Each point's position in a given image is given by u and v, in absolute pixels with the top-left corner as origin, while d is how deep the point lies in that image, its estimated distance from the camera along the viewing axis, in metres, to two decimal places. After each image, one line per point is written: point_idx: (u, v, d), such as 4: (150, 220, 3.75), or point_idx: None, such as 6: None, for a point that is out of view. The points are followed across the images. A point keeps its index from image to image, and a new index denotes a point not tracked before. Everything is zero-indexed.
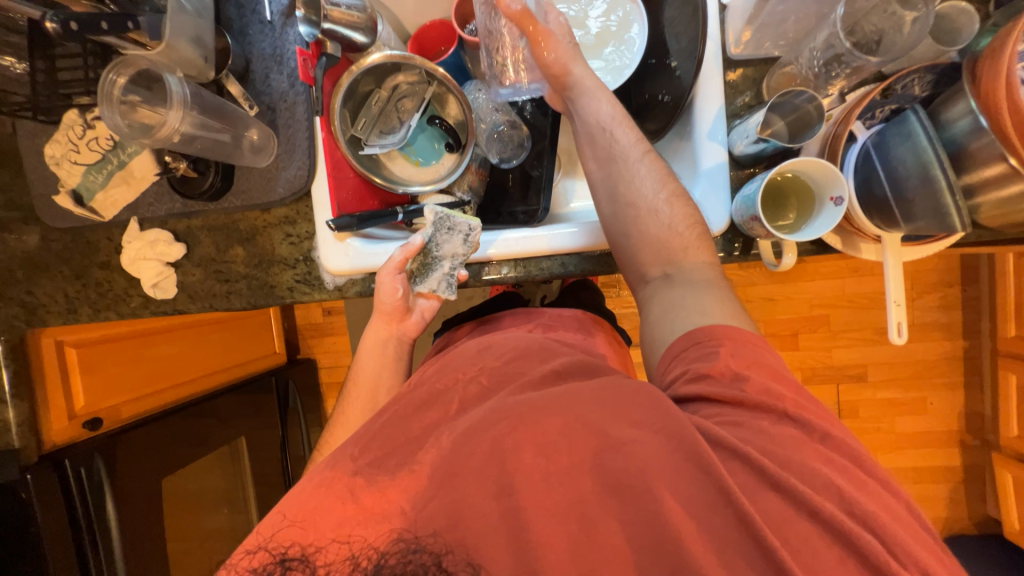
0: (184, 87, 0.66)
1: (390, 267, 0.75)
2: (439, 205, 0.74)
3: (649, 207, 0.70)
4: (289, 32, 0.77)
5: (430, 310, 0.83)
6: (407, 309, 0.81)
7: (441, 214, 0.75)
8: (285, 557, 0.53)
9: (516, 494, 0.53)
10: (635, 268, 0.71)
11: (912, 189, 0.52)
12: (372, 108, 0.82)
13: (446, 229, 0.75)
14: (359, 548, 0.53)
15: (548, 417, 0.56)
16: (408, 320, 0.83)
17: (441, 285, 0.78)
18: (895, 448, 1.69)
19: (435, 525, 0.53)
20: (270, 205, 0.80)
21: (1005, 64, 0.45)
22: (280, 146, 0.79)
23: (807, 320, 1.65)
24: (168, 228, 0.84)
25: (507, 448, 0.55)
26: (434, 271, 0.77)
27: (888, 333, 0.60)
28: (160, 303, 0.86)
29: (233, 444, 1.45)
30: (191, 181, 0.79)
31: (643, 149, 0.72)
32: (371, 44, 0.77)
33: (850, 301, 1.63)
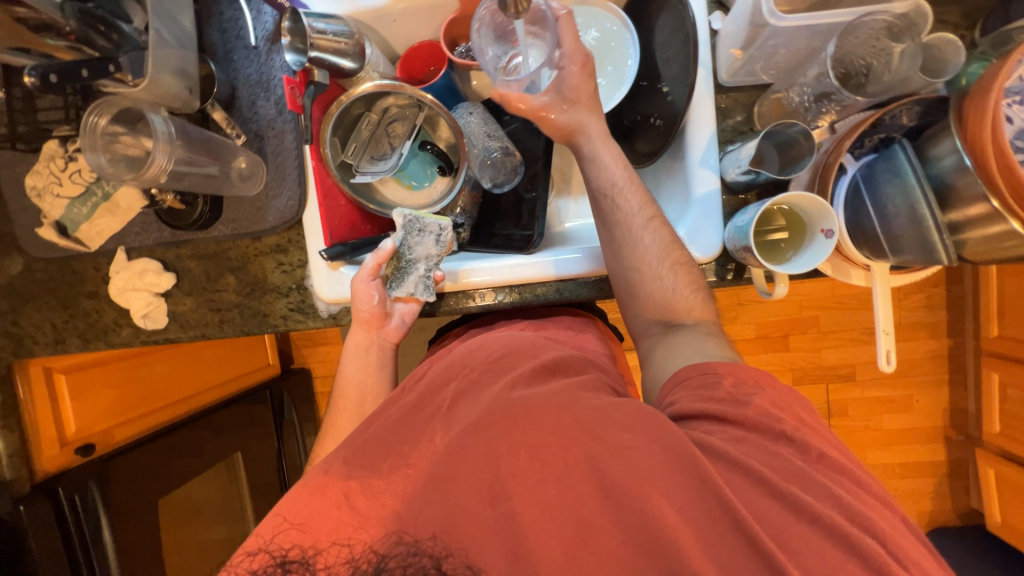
0: (169, 124, 0.65)
1: (364, 274, 0.75)
2: (407, 207, 0.75)
3: (654, 272, 0.68)
4: (276, 58, 0.75)
5: (411, 312, 0.81)
6: (385, 315, 0.79)
7: (410, 217, 0.77)
8: (285, 560, 0.54)
9: (510, 501, 0.54)
10: (636, 321, 0.72)
11: (900, 226, 0.53)
12: (361, 133, 0.81)
13: (417, 231, 0.77)
14: (359, 555, 0.53)
15: (544, 435, 0.57)
16: (387, 326, 0.81)
17: (419, 287, 0.77)
18: (883, 445, 1.73)
19: (431, 536, 0.53)
20: (261, 233, 0.79)
21: (991, 105, 0.46)
22: (269, 174, 0.78)
23: (797, 321, 1.68)
24: (156, 257, 0.83)
25: (499, 458, 0.56)
26: (411, 274, 0.76)
27: (878, 360, 0.61)
28: (150, 333, 0.85)
29: (229, 459, 1.44)
30: (180, 212, 0.78)
31: (648, 213, 0.69)
32: (360, 69, 0.76)
33: (838, 303, 1.65)
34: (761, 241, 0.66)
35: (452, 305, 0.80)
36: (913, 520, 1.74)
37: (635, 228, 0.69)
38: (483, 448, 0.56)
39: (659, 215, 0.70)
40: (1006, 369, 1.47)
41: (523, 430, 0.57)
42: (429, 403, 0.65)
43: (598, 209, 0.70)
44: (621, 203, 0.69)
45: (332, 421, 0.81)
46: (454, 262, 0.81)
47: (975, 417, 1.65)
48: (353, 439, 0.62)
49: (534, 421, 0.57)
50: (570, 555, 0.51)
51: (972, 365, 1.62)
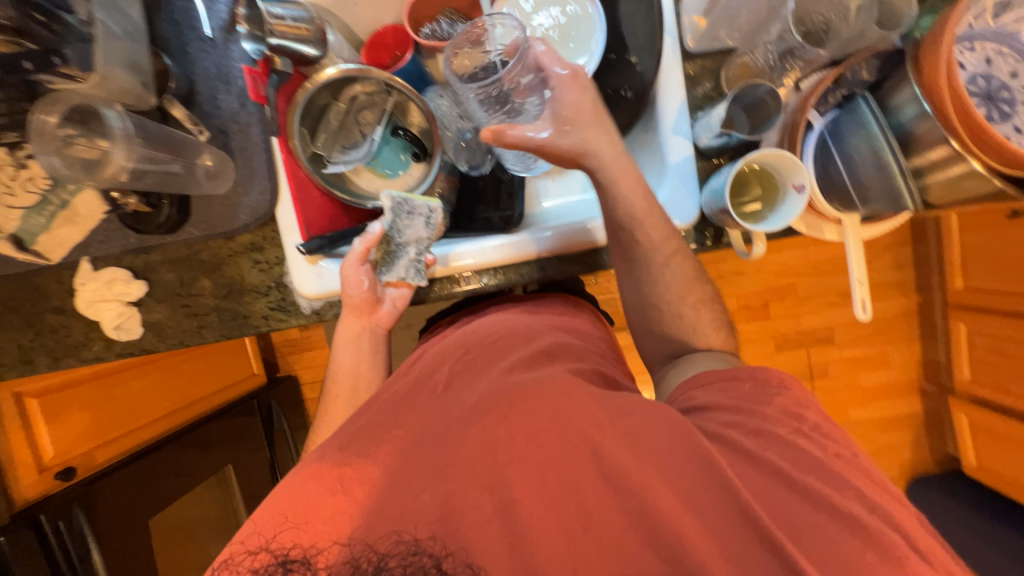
0: (126, 119, 0.62)
1: (352, 259, 0.74)
2: (394, 190, 0.70)
3: (673, 310, 0.70)
4: (234, 49, 0.72)
5: (402, 298, 0.79)
6: (376, 301, 0.78)
7: (398, 199, 0.72)
8: (287, 559, 0.51)
9: (509, 476, 0.54)
10: (647, 344, 0.75)
11: (868, 175, 0.55)
12: (330, 123, 0.78)
13: (405, 214, 0.73)
14: (359, 551, 0.51)
15: (539, 410, 0.57)
16: (378, 312, 0.79)
17: (409, 271, 0.76)
18: (864, 402, 1.80)
19: (430, 521, 0.52)
20: (234, 232, 0.77)
21: (945, 50, 0.48)
22: (236, 170, 0.76)
23: (776, 289, 1.72)
24: (124, 265, 0.80)
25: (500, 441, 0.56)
26: (401, 258, 0.75)
27: (854, 310, 0.63)
28: (125, 345, 0.82)
29: (221, 473, 1.41)
30: (145, 215, 0.75)
31: (672, 246, 0.68)
32: (324, 56, 0.73)
33: (814, 268, 1.70)
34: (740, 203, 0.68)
35: (440, 291, 0.80)
36: (895, 471, 1.82)
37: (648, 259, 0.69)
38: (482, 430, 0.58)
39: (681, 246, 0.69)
40: (973, 319, 1.54)
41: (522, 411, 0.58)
42: (428, 382, 0.68)
43: (620, 239, 0.68)
44: (645, 235, 0.67)
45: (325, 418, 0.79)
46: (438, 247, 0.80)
47: (947, 367, 1.73)
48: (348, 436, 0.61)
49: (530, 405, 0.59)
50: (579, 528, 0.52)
51: (941, 318, 1.69)
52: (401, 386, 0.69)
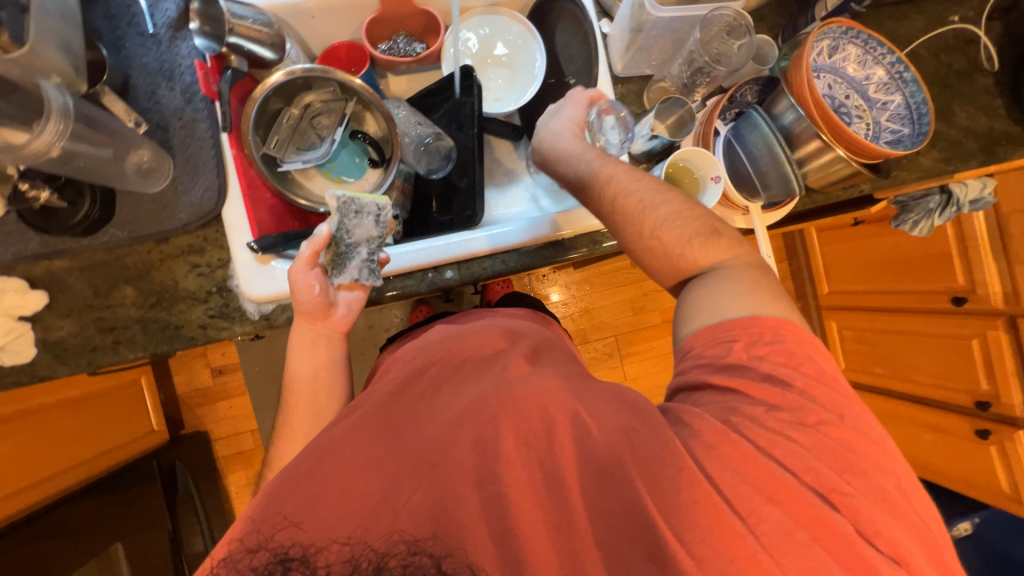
0: (65, 96, 0.58)
1: (300, 263, 0.69)
2: (340, 190, 0.70)
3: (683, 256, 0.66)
4: (181, 46, 0.71)
5: (357, 300, 0.74)
6: (329, 306, 0.72)
7: (345, 199, 0.72)
8: (286, 558, 0.47)
9: (494, 449, 0.53)
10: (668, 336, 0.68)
11: (764, 164, 0.69)
12: (282, 125, 0.78)
13: (354, 213, 0.72)
14: (359, 551, 0.48)
15: (519, 396, 0.57)
16: (332, 318, 0.74)
17: (363, 273, 0.73)
18: None
19: (420, 517, 0.49)
20: (169, 233, 0.71)
21: (805, 73, 0.64)
22: (177, 167, 0.71)
23: None
24: (19, 274, 0.68)
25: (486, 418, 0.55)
26: (352, 260, 0.72)
27: (766, 279, 0.76)
28: (9, 371, 0.68)
29: (106, 553, 1.15)
30: (58, 212, 0.66)
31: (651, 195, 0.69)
32: (280, 61, 0.75)
33: None
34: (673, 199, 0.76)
35: (397, 289, 0.79)
36: None
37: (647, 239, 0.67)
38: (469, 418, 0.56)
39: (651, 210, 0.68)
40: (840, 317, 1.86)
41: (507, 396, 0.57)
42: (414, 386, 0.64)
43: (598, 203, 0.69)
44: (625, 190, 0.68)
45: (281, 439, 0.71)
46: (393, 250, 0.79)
47: None
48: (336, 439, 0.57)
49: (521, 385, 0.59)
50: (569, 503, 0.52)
51: (818, 320, 2.02)
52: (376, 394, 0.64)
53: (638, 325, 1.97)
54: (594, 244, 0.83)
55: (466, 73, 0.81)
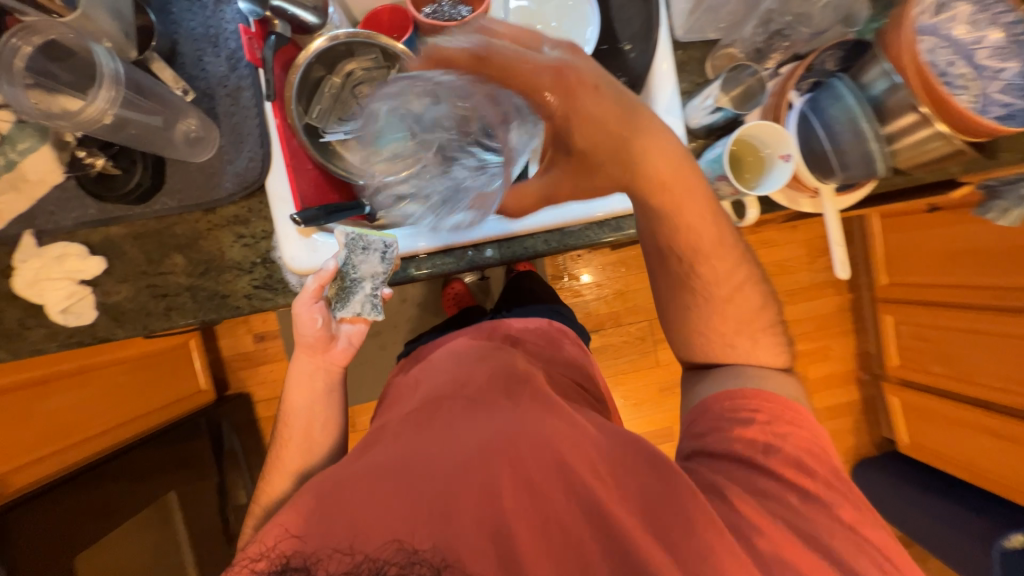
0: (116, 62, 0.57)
1: (305, 297, 0.70)
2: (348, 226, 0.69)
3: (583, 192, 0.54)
4: (226, 10, 0.69)
5: (358, 333, 0.76)
6: (331, 338, 0.74)
7: (352, 235, 0.70)
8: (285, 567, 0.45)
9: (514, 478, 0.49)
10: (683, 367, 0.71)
11: (846, 141, 0.63)
12: (324, 94, 0.76)
13: (360, 250, 0.71)
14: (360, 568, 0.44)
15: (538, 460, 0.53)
16: (334, 349, 0.75)
17: (365, 307, 0.75)
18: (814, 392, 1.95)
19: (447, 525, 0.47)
20: (216, 204, 0.71)
21: (909, 31, 0.55)
22: (222, 138, 0.71)
23: None
24: (79, 240, 0.71)
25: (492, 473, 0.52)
26: (356, 294, 0.73)
27: (835, 270, 0.70)
28: (74, 331, 0.71)
29: (161, 501, 1.23)
30: (114, 180, 0.68)
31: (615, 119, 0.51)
32: (322, 25, 0.72)
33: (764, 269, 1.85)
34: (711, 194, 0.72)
35: (434, 265, 0.77)
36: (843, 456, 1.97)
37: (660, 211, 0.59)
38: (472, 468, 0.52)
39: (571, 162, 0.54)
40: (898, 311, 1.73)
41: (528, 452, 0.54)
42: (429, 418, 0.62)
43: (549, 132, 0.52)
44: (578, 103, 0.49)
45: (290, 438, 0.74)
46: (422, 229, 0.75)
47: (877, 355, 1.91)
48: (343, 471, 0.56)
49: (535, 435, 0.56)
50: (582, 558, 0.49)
51: (870, 312, 1.89)
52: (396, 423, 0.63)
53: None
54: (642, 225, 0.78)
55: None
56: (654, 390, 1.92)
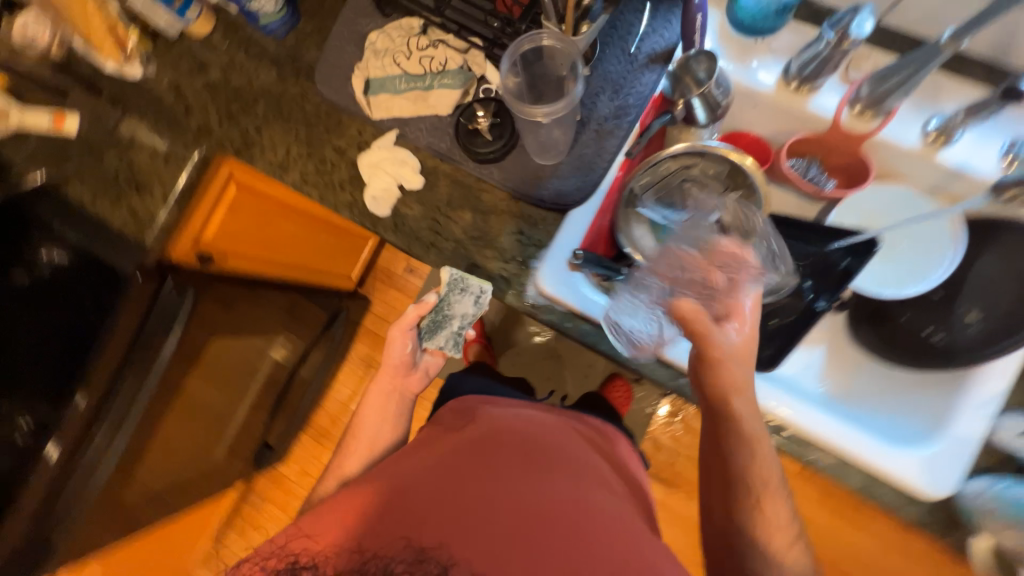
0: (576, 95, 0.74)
1: (402, 326, 0.92)
2: (454, 270, 0.79)
3: None
4: (645, 75, 0.78)
5: (435, 364, 0.96)
6: (412, 363, 0.94)
7: (456, 276, 0.81)
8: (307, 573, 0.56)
9: None
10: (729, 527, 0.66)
11: None
12: (657, 171, 0.76)
13: (459, 289, 0.82)
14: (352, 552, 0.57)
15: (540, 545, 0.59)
16: (411, 376, 0.95)
17: (446, 342, 0.93)
18: None
19: None
20: (526, 199, 0.80)
21: None
22: (564, 157, 0.80)
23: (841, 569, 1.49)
24: (419, 158, 0.84)
25: (495, 464, 0.71)
26: (444, 330, 0.92)
27: None
28: (365, 212, 0.84)
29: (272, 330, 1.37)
30: (478, 138, 0.81)
31: None
32: (703, 126, 0.77)
33: None
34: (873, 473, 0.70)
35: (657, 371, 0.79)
36: None
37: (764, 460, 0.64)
38: (465, 460, 0.71)
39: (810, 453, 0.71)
40: None
41: (505, 438, 0.78)
42: (462, 457, 0.72)
43: None
44: None
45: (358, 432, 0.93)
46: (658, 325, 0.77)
47: None
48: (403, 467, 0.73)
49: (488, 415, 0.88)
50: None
51: None
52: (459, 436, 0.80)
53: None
54: (867, 487, 0.71)
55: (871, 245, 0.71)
56: None
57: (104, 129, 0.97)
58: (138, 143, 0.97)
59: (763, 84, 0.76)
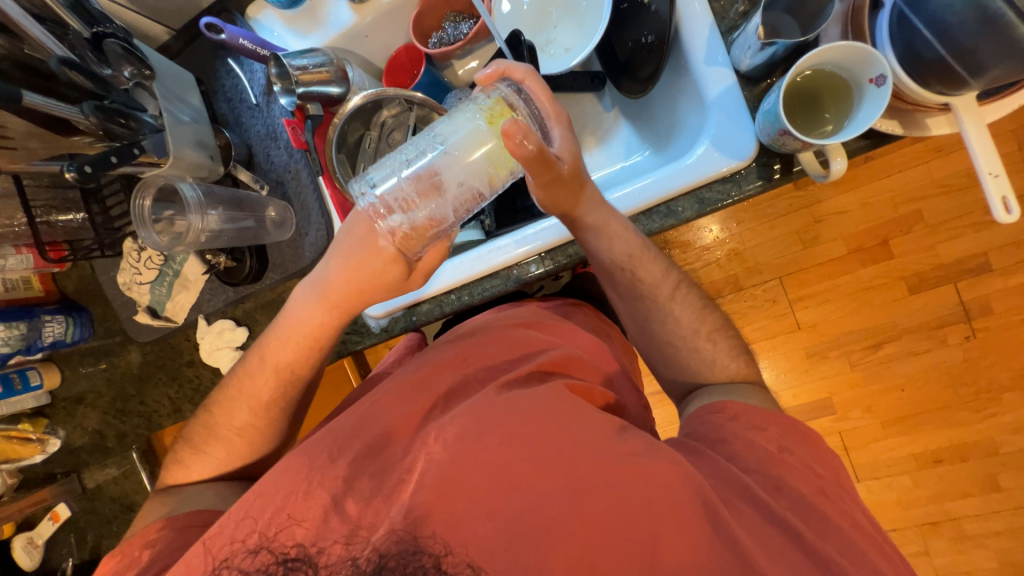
0: (196, 190, 0.72)
1: None
2: (36, 315, 0.94)
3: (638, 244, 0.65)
4: (275, 107, 0.81)
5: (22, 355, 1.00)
6: None
7: (58, 321, 0.97)
8: (287, 558, 0.49)
9: (537, 534, 0.48)
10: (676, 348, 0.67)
11: (970, 37, 0.43)
12: (349, 151, 0.81)
13: (40, 330, 0.95)
14: (360, 550, 0.48)
15: (551, 431, 0.52)
16: None
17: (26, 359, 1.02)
18: None
19: (494, 549, 0.47)
20: (304, 269, 0.83)
21: None
22: (297, 215, 0.82)
23: (894, 222, 1.38)
24: (229, 316, 0.91)
25: (452, 402, 0.61)
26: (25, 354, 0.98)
27: (993, 213, 0.49)
28: None
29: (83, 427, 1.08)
30: (232, 269, 0.83)
31: (634, 250, 0.65)
32: (347, 91, 0.79)
33: (946, 186, 1.33)
34: (673, 205, 0.67)
35: (492, 290, 0.78)
36: None
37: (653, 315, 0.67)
38: (402, 414, 0.59)
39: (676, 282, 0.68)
40: None
41: (479, 374, 0.64)
42: (467, 373, 0.64)
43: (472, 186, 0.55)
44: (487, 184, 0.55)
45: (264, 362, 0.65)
46: (450, 258, 0.80)
47: None
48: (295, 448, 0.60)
49: (457, 373, 0.64)
50: (730, 470, 0.52)
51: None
52: (424, 384, 0.62)
53: (810, 262, 1.43)
54: (702, 206, 0.66)
55: (514, 37, 0.75)
56: (798, 355, 1.47)
57: (83, 494, 1.14)
58: (103, 483, 1.13)
59: (345, 20, 0.79)
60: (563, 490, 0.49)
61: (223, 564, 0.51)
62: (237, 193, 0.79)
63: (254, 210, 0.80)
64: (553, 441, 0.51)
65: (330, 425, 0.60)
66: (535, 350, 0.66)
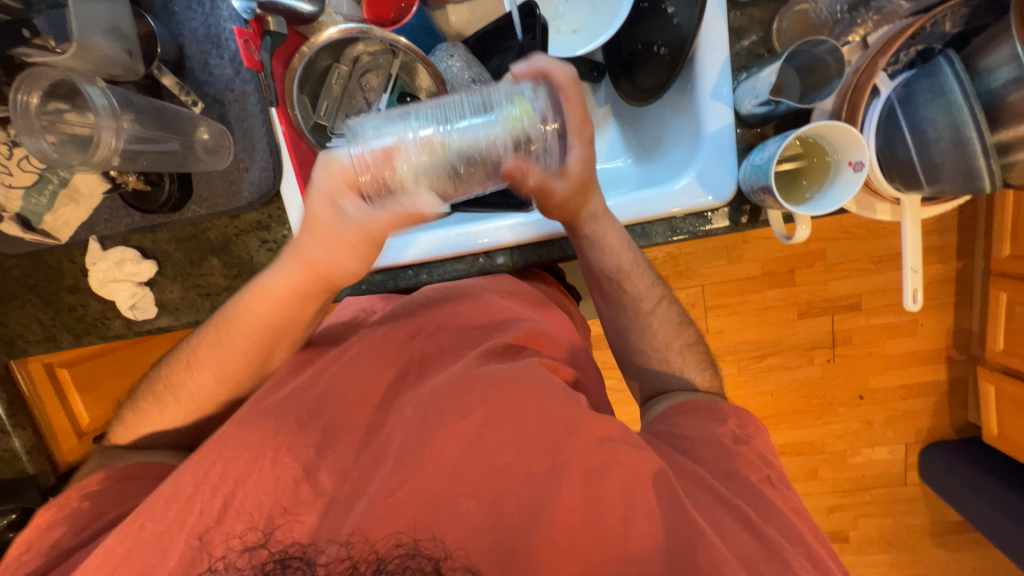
0: (109, 96, 0.59)
1: None
2: None
3: (631, 259, 0.66)
4: (222, 7, 0.66)
5: None
6: None
7: None
8: (286, 556, 0.46)
9: (494, 535, 0.48)
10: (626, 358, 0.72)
11: (941, 153, 0.48)
12: (314, 84, 0.70)
13: None
14: (359, 550, 0.46)
15: (514, 434, 0.52)
16: None
17: None
18: (917, 393, 1.64)
19: (456, 544, 0.47)
20: (239, 210, 0.71)
21: None
22: (236, 143, 0.70)
23: (803, 255, 1.56)
24: (133, 244, 0.76)
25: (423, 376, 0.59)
26: None
27: (903, 300, 0.58)
28: (142, 324, 0.79)
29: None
30: (145, 194, 0.70)
31: (627, 262, 0.66)
32: (321, 12, 0.65)
33: (848, 233, 1.52)
34: (650, 224, 0.69)
35: (453, 271, 0.75)
36: (909, 440, 1.67)
37: (630, 321, 0.70)
38: (368, 383, 0.58)
39: (666, 293, 0.71)
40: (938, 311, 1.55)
41: (454, 346, 0.62)
42: (437, 352, 0.62)
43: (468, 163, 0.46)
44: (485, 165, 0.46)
45: (222, 320, 0.59)
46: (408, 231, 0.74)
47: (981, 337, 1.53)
48: (256, 405, 0.57)
49: (421, 355, 0.61)
50: None
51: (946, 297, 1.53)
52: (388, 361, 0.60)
53: (731, 277, 1.58)
54: (671, 234, 0.68)
55: (528, 10, 0.70)
56: None
57: None
58: None
59: None
60: (544, 487, 0.51)
61: (218, 561, 0.46)
62: (161, 107, 0.66)
63: (181, 131, 0.67)
64: (515, 445, 0.52)
65: (300, 385, 0.57)
66: (509, 320, 0.65)
